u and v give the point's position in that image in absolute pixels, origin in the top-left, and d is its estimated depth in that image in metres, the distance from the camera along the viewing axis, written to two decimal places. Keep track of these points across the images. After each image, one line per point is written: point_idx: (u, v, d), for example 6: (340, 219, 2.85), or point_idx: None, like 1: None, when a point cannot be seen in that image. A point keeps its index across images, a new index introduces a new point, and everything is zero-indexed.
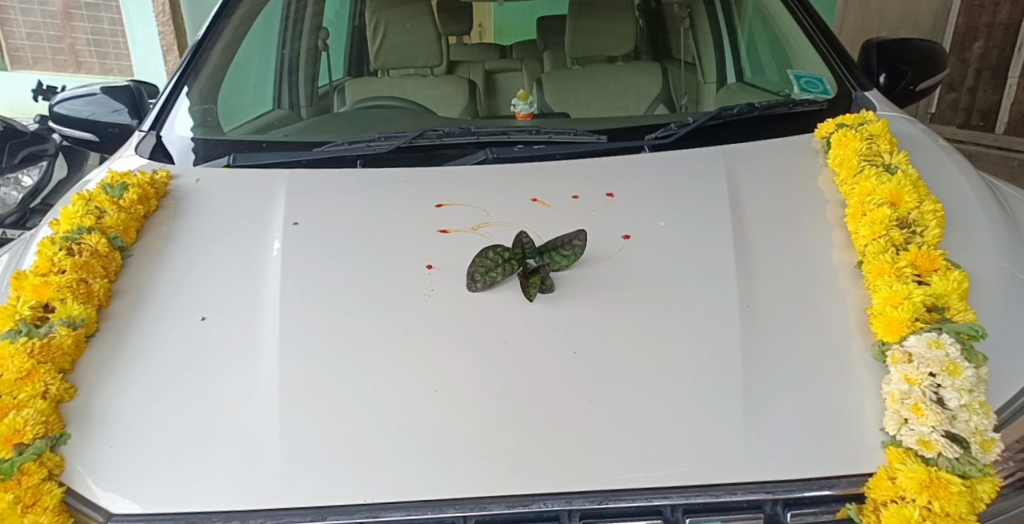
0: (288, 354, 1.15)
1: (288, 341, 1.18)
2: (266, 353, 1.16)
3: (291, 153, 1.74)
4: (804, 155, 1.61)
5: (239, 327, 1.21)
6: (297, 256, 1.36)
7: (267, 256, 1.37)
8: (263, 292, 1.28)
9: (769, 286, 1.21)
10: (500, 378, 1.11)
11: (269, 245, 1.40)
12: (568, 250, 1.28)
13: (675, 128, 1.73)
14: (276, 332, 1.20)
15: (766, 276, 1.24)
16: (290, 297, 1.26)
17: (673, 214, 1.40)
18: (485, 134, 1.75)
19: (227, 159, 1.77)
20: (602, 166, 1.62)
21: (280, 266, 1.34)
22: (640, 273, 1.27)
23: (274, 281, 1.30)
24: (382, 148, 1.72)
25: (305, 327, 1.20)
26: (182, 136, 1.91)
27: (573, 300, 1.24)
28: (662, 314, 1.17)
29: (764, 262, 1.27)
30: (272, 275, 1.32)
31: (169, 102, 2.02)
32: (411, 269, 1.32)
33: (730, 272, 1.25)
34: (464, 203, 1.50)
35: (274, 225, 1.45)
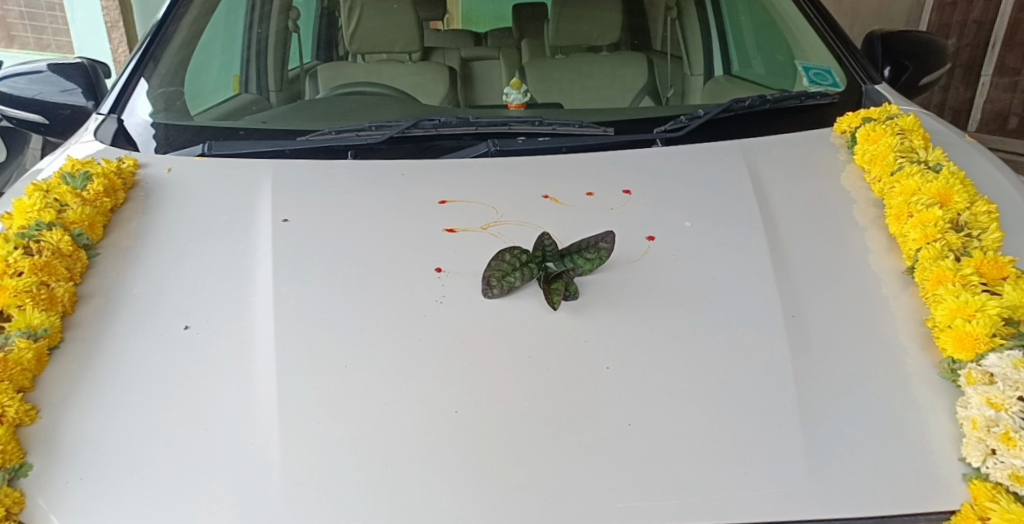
0: (289, 369, 1.02)
1: (287, 354, 1.04)
2: (262, 367, 1.02)
3: (273, 142, 1.60)
4: (825, 151, 1.54)
5: (228, 339, 1.07)
6: (290, 257, 1.22)
7: (255, 256, 1.22)
8: (253, 297, 1.14)
9: (807, 298, 1.14)
10: (528, 397, 0.99)
11: (257, 244, 1.25)
12: (593, 252, 1.17)
13: (686, 120, 1.63)
14: (272, 342, 1.06)
15: (803, 285, 1.16)
16: (285, 303, 1.12)
17: (699, 216, 1.31)
18: (484, 124, 1.61)
19: (201, 146, 1.60)
20: (615, 160, 1.51)
21: (271, 267, 1.20)
22: (671, 278, 1.18)
23: (266, 282, 1.16)
24: (375, 139, 1.59)
25: (303, 337, 1.07)
26: (148, 120, 1.73)
27: (601, 306, 1.13)
28: (698, 328, 1.08)
29: (801, 270, 1.20)
30: (261, 276, 1.18)
31: (129, 83, 1.84)
32: (420, 272, 1.20)
33: (765, 283, 1.16)
34: (474, 201, 1.38)
35: (262, 221, 1.30)
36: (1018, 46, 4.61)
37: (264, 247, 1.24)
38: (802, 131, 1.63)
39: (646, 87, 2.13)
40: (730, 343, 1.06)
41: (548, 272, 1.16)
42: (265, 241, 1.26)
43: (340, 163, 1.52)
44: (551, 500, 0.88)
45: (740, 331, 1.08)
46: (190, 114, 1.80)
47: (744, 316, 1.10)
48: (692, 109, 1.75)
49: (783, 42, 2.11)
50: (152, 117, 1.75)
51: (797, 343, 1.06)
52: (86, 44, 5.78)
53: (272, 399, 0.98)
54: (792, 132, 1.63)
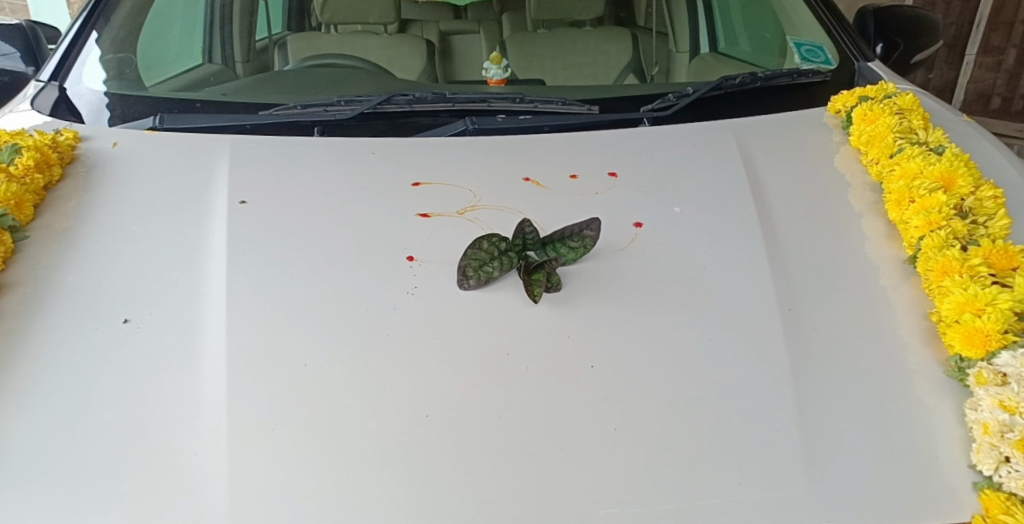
0: (241, 364, 0.92)
1: (240, 346, 0.94)
2: (211, 364, 0.92)
3: (232, 117, 1.49)
4: (819, 132, 1.46)
5: (173, 334, 0.96)
6: (247, 242, 1.12)
7: (208, 241, 1.12)
8: (204, 286, 1.04)
9: (804, 293, 1.07)
10: (505, 398, 0.90)
11: (211, 228, 1.15)
12: (577, 240, 1.09)
13: (674, 98, 1.54)
14: (223, 335, 0.96)
15: (798, 276, 1.10)
16: (239, 293, 1.02)
17: (688, 202, 1.24)
18: (462, 100, 1.52)
19: (153, 119, 1.49)
20: (599, 142, 1.42)
21: (226, 253, 1.09)
22: (659, 269, 1.10)
23: (219, 271, 1.06)
24: (344, 115, 1.49)
25: (258, 330, 0.97)
26: (97, 91, 1.61)
27: (585, 299, 1.05)
28: (688, 324, 1.01)
29: (795, 261, 1.12)
30: (215, 264, 1.07)
31: (74, 47, 1.70)
32: (389, 261, 1.10)
33: (759, 275, 1.09)
34: (449, 183, 1.29)
35: (218, 203, 1.20)
36: (1004, 25, 4.59)
37: (219, 232, 1.14)
38: (794, 111, 1.56)
39: (631, 63, 2.04)
40: (723, 340, 0.99)
41: (528, 262, 1.08)
42: (219, 226, 1.15)
43: (305, 141, 1.42)
44: (529, 514, 0.80)
45: (732, 326, 1.01)
46: (145, 84, 1.68)
47: (737, 310, 1.03)
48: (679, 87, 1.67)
49: (774, 17, 2.02)
50: (100, 87, 1.62)
51: (793, 340, 0.99)
52: (43, 8, 5.52)
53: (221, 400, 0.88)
54: (785, 111, 1.55)
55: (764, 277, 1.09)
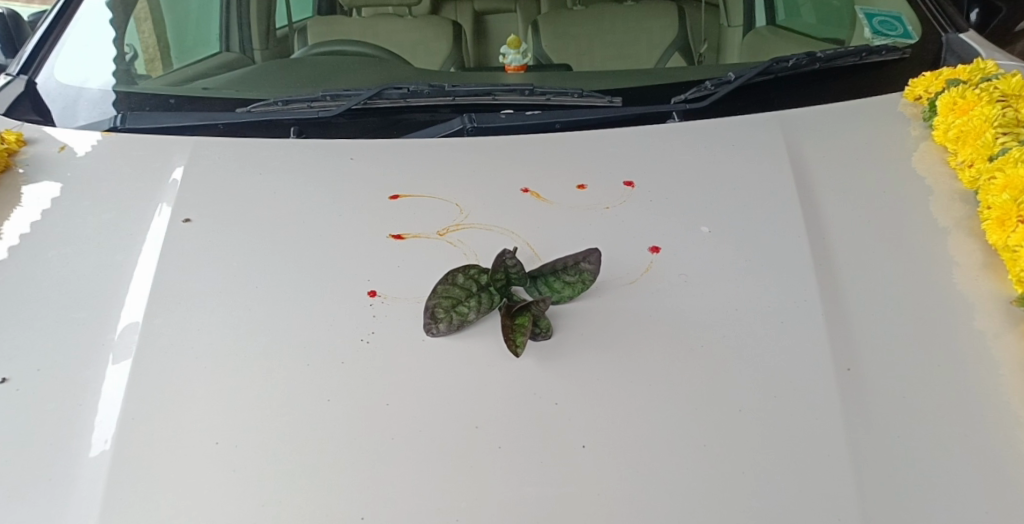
0: (133, 431, 0.75)
1: (136, 410, 0.77)
2: (108, 386, 0.80)
3: (204, 115, 1.31)
4: (892, 127, 1.19)
5: (57, 402, 0.79)
6: (180, 251, 0.99)
7: (141, 247, 1.01)
8: (124, 298, 0.92)
9: (871, 349, 0.82)
10: (466, 492, 0.69)
11: (148, 229, 1.04)
12: (572, 273, 0.88)
13: (712, 86, 1.28)
14: (131, 353, 0.84)
15: (863, 323, 0.85)
16: (155, 336, 0.85)
17: (720, 222, 1.00)
18: (463, 93, 1.27)
19: (111, 120, 1.33)
20: (617, 142, 1.19)
21: (157, 257, 0.98)
22: (679, 310, 0.87)
23: (144, 281, 0.94)
24: (330, 112, 1.27)
25: (162, 390, 0.79)
26: (89, 90, 1.43)
27: (580, 348, 0.83)
28: (712, 390, 0.78)
29: (861, 303, 0.87)
30: (140, 271, 0.96)
31: (54, 34, 1.52)
32: (345, 296, 0.91)
33: (809, 322, 0.85)
34: (430, 195, 1.09)
35: (166, 199, 1.10)
36: None
37: (155, 234, 1.03)
38: (862, 99, 1.28)
39: (678, 40, 1.70)
40: (759, 413, 0.75)
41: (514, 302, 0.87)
42: (158, 228, 1.04)
43: (276, 142, 1.23)
44: None
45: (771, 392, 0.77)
46: (135, 77, 1.49)
47: (779, 371, 0.79)
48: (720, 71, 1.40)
49: None
50: (93, 84, 1.44)
51: (855, 418, 0.75)
52: None
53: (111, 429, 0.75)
54: (849, 100, 1.27)
55: (815, 323, 0.85)
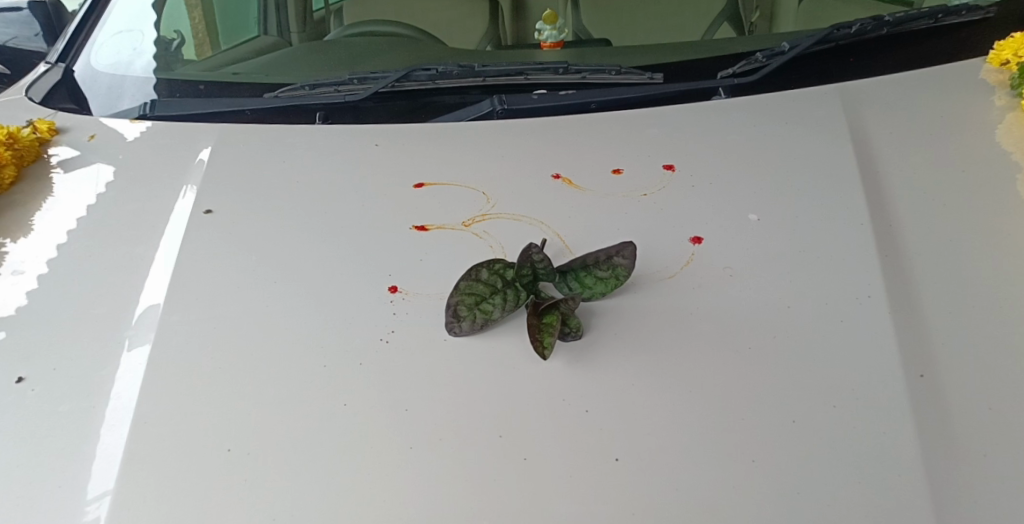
0: (143, 425, 0.71)
1: (148, 411, 0.72)
2: (125, 369, 0.77)
3: (229, 99, 1.23)
4: (964, 99, 1.09)
5: (70, 395, 0.75)
6: (201, 239, 0.96)
7: (163, 233, 0.99)
8: (144, 285, 0.90)
9: (960, 343, 0.70)
10: (486, 508, 0.62)
11: (172, 211, 1.03)
12: (604, 268, 0.81)
13: (762, 58, 1.18)
14: (149, 336, 0.81)
15: (950, 313, 0.73)
16: (170, 332, 0.81)
17: (771, 206, 0.91)
18: (494, 72, 1.18)
19: (141, 106, 1.25)
20: (657, 123, 1.11)
21: (180, 241, 0.97)
22: (726, 302, 0.78)
23: (165, 267, 0.92)
24: (356, 96, 1.19)
25: (175, 388, 0.75)
26: (132, 76, 1.30)
27: (615, 347, 0.76)
28: (769, 392, 0.68)
29: (944, 290, 0.76)
30: (161, 257, 0.94)
31: (94, 12, 1.39)
32: (364, 291, 0.86)
33: (884, 312, 0.74)
34: (457, 183, 1.03)
35: (191, 182, 1.08)
36: None
37: (178, 218, 1.01)
38: (926, 69, 1.17)
39: None
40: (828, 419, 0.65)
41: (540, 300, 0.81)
42: (182, 210, 1.03)
43: (300, 125, 1.19)
44: None
45: (846, 394, 0.66)
46: (174, 63, 1.32)
47: (848, 370, 0.68)
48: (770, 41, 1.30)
49: None
50: (137, 69, 1.31)
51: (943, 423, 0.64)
52: None
53: (129, 410, 0.73)
54: (916, 72, 1.16)
55: (890, 314, 0.73)
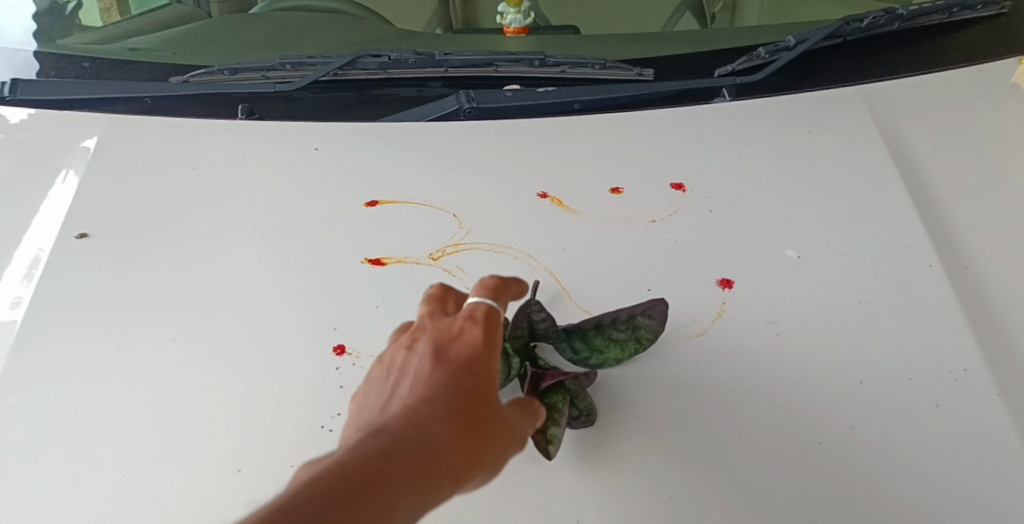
0: None
1: None
2: None
3: (119, 83, 0.96)
4: (1002, 106, 0.95)
5: None
6: (72, 265, 0.73)
7: (25, 235, 0.77)
8: None
9: None
10: None
11: (46, 200, 0.81)
12: (623, 328, 0.62)
13: (766, 54, 0.99)
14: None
15: None
16: (8, 425, 0.58)
17: (811, 240, 0.74)
18: (457, 62, 0.96)
19: None
20: (659, 127, 0.93)
21: (42, 264, 0.73)
22: (778, 374, 0.62)
23: (20, 300, 0.70)
24: (290, 85, 0.95)
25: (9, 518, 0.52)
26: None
27: (640, 444, 0.58)
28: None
29: None
30: (14, 284, 0.71)
31: None
32: (299, 354, 0.64)
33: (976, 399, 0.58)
34: (418, 201, 0.83)
35: (75, 165, 0.87)
36: None
37: (48, 216, 0.79)
38: (956, 66, 1.02)
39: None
40: None
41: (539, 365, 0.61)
42: (59, 199, 0.82)
43: (216, 119, 0.94)
44: None
45: (967, 521, 0.52)
46: (57, 35, 1.01)
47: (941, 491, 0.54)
48: (789, 29, 1.05)
49: None
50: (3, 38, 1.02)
51: None
52: None
53: None
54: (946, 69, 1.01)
55: (983, 400, 0.58)
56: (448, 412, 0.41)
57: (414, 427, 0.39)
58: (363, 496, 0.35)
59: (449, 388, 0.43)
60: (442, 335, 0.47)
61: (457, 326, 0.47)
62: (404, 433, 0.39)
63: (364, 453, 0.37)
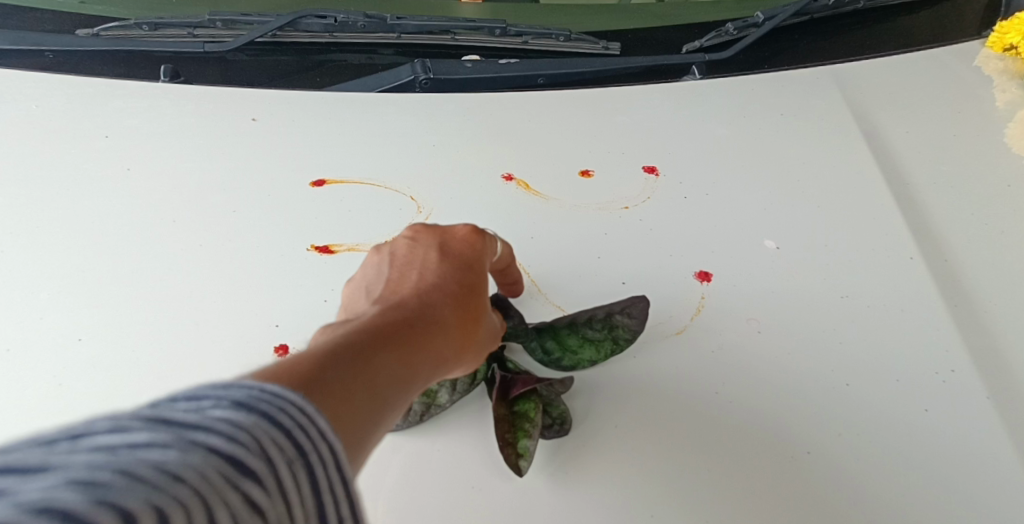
0: None
1: None
2: None
3: (14, 33, 0.83)
4: (978, 90, 0.92)
5: None
6: None
7: None
8: None
9: None
10: None
11: None
12: (599, 327, 0.58)
13: (735, 29, 0.92)
14: None
15: None
16: None
17: (790, 231, 0.71)
18: (411, 28, 0.87)
19: None
20: (628, 105, 0.87)
21: None
22: (761, 376, 0.58)
23: None
24: (221, 46, 0.84)
25: None
26: None
27: (616, 455, 0.53)
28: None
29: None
30: None
31: None
32: (233, 360, 0.58)
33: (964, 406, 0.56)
34: (371, 181, 0.75)
35: None
36: None
37: None
38: (933, 44, 0.99)
39: None
40: None
41: (508, 367, 0.56)
42: None
43: (136, 82, 0.84)
44: None
45: None
46: None
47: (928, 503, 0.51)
48: None
49: None
50: None
51: None
52: None
53: None
54: (922, 50, 0.98)
55: (971, 408, 0.55)
56: (456, 298, 0.47)
57: (430, 304, 0.45)
58: (395, 350, 0.39)
59: (457, 284, 0.48)
60: (446, 238, 0.53)
61: (459, 232, 0.54)
62: (422, 307, 0.44)
63: (394, 318, 0.41)
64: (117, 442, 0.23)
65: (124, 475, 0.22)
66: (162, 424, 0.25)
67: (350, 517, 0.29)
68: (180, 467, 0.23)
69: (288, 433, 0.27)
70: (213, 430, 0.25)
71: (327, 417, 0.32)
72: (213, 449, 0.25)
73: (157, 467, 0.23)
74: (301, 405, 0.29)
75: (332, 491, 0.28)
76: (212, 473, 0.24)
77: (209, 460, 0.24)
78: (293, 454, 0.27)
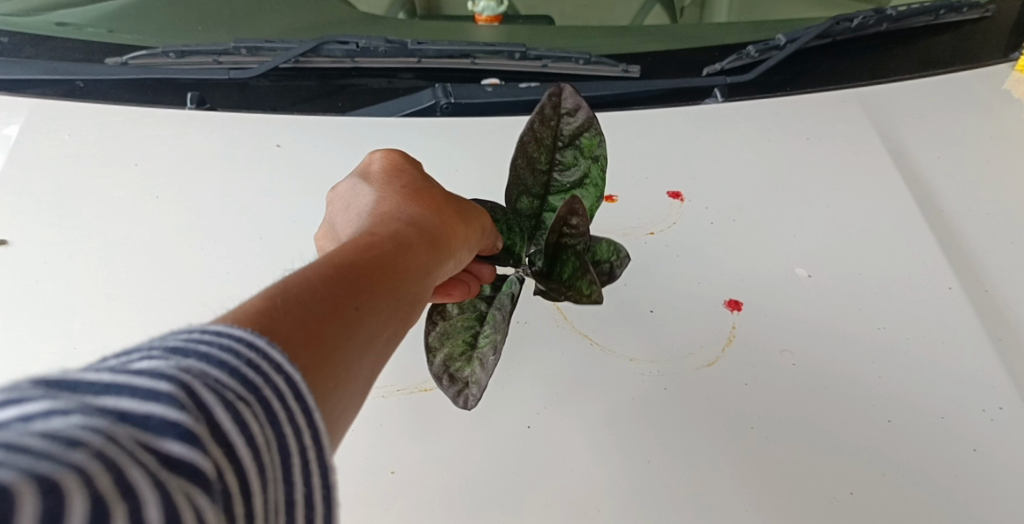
0: None
1: None
2: None
3: (44, 62, 0.82)
4: (1008, 113, 0.91)
5: None
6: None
7: None
8: None
9: None
10: None
11: None
12: (567, 156, 0.56)
13: (756, 52, 0.88)
14: None
15: None
16: None
17: (822, 258, 0.69)
18: (432, 52, 0.83)
19: None
20: (653, 128, 0.86)
21: None
22: (798, 412, 0.57)
23: None
24: (246, 73, 0.82)
25: None
26: None
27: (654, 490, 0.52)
28: None
29: None
30: None
31: None
32: None
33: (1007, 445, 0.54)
34: None
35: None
36: None
37: None
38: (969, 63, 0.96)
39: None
40: None
41: (535, 267, 0.56)
42: None
43: (162, 109, 0.84)
44: None
45: None
46: None
47: None
48: None
49: None
50: None
51: None
52: None
53: None
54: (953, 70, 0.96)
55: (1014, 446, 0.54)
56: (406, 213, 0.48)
57: (378, 226, 0.46)
58: (342, 261, 0.39)
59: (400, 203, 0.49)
60: (363, 173, 0.55)
61: (375, 167, 0.55)
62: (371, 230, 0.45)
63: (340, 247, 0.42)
64: (9, 416, 0.21)
65: (12, 450, 0.20)
66: (64, 391, 0.22)
67: (312, 451, 0.28)
68: (80, 432, 0.21)
69: (222, 370, 0.26)
70: (124, 391, 0.23)
71: (289, 343, 0.32)
72: (126, 413, 0.23)
73: (50, 436, 0.21)
74: (243, 342, 0.28)
75: (293, 422, 0.28)
76: (122, 436, 0.22)
77: (119, 425, 0.22)
78: (232, 393, 0.26)
